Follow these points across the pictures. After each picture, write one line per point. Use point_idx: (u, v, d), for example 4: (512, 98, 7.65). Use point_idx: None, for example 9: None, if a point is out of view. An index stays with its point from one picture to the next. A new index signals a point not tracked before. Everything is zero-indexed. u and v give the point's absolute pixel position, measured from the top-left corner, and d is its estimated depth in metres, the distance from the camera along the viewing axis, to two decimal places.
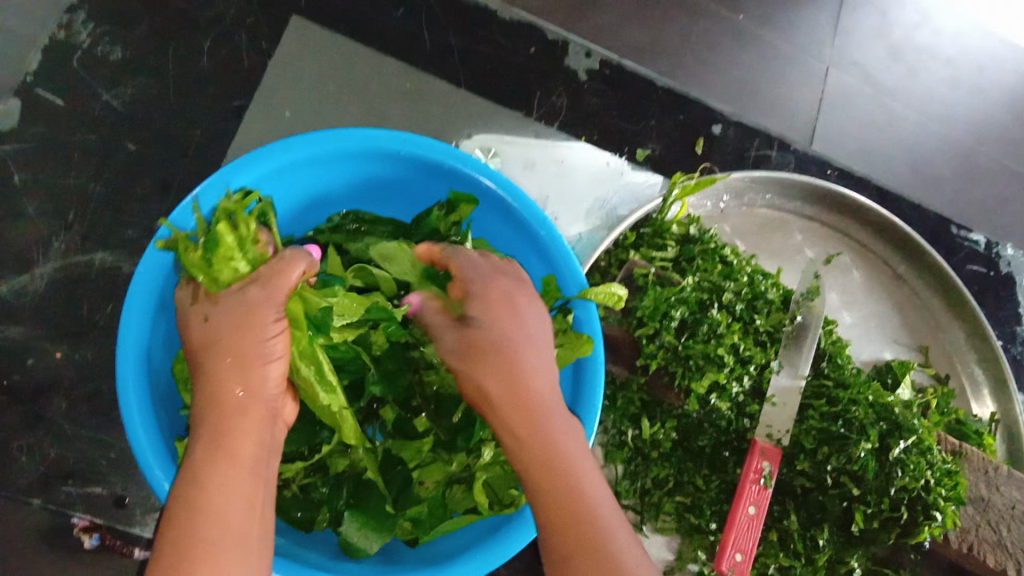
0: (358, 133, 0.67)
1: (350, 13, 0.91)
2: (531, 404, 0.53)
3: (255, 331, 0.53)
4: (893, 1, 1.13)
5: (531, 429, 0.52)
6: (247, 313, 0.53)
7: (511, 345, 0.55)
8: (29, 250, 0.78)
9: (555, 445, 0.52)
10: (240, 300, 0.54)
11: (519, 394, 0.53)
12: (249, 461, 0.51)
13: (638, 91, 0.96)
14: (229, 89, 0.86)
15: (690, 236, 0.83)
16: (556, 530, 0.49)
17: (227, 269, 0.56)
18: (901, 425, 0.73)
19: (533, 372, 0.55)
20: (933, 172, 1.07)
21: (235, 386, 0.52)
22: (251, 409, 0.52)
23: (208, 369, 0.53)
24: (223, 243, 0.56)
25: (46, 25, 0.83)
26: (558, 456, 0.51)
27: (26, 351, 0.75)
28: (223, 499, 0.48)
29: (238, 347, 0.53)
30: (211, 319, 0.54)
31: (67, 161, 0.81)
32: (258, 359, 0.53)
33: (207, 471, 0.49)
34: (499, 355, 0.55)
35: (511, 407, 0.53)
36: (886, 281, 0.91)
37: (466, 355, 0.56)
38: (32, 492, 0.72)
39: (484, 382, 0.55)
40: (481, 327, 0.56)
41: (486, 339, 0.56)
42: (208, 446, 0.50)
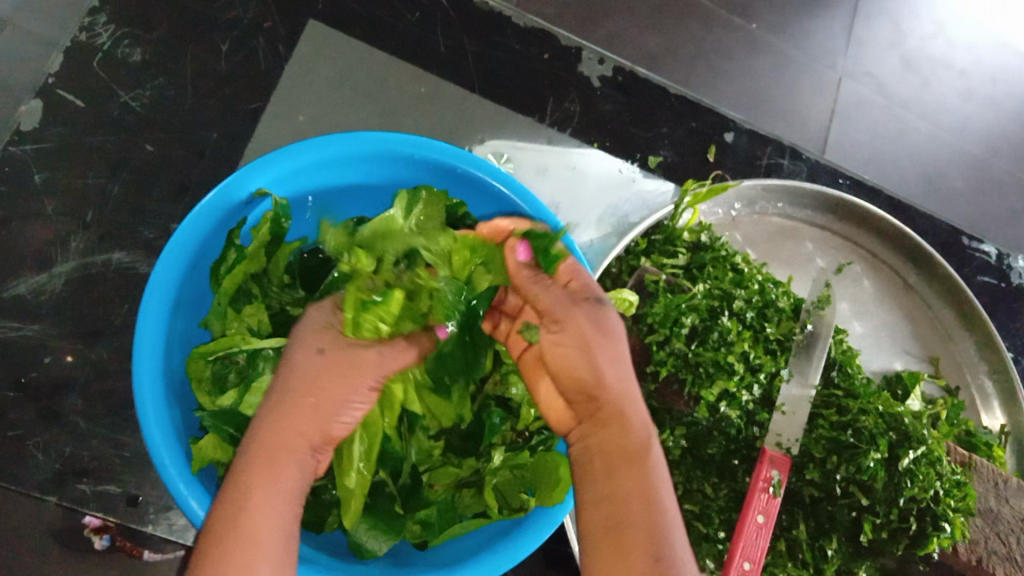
0: (375, 134, 0.67)
1: (367, 19, 0.92)
2: (629, 398, 0.53)
3: (351, 385, 0.54)
4: (907, 12, 1.13)
5: (621, 417, 0.52)
6: (354, 366, 0.54)
7: (622, 338, 0.55)
8: (47, 248, 0.79)
9: (647, 446, 0.51)
10: (353, 352, 0.55)
11: (619, 384, 0.53)
12: (294, 498, 0.49)
13: (651, 98, 0.97)
14: (246, 92, 0.87)
15: (701, 243, 0.83)
16: (638, 519, 0.47)
17: (371, 326, 0.56)
18: (911, 436, 0.73)
19: (630, 370, 0.55)
20: (946, 184, 1.07)
21: (306, 421, 0.51)
22: (308, 451, 0.51)
23: (286, 399, 0.51)
24: (394, 302, 0.58)
25: (68, 27, 0.84)
26: (647, 452, 0.51)
27: (43, 349, 0.76)
28: (273, 527, 0.46)
29: (327, 392, 0.52)
30: (320, 353, 0.53)
31: (87, 162, 0.82)
32: (338, 412, 0.53)
33: (260, 494, 0.47)
34: (607, 334, 0.54)
35: (609, 391, 0.53)
36: (897, 292, 0.91)
37: (579, 322, 0.54)
38: (47, 489, 0.73)
39: (585, 357, 0.53)
40: (599, 307, 0.55)
41: (603, 319, 0.55)
42: (266, 470, 0.48)
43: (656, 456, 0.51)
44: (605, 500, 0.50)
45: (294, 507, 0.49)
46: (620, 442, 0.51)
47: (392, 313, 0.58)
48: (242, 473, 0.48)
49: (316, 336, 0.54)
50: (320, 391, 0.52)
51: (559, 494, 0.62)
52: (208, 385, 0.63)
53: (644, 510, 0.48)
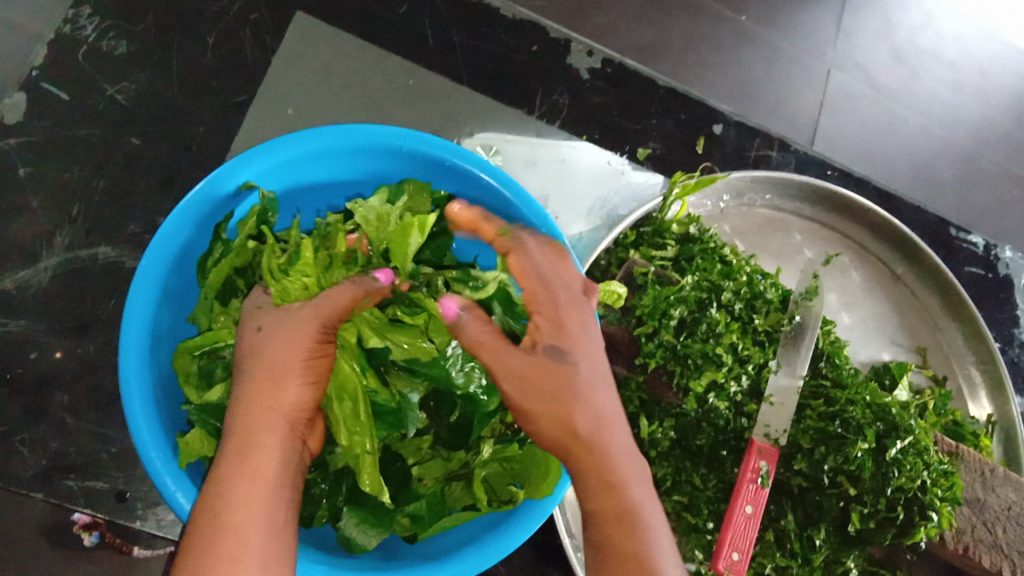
0: (361, 126, 0.67)
1: (354, 11, 0.91)
2: (590, 444, 0.53)
3: (299, 347, 0.53)
4: (896, 3, 1.14)
5: (589, 466, 0.53)
6: (293, 330, 0.53)
7: (576, 380, 0.54)
8: (32, 243, 0.78)
9: (620, 489, 0.52)
10: (291, 317, 0.54)
11: (573, 435, 0.53)
12: (271, 477, 0.50)
13: (640, 90, 0.97)
14: (232, 84, 0.86)
15: (690, 235, 0.83)
16: (614, 567, 0.50)
17: (296, 287, 0.59)
18: (898, 426, 0.73)
19: (605, 409, 0.54)
20: (934, 175, 1.07)
21: (265, 400, 0.52)
22: (277, 427, 0.51)
23: (244, 382, 0.52)
24: (303, 256, 0.60)
25: (52, 19, 0.84)
26: (623, 494, 0.52)
27: (29, 345, 0.75)
28: (247, 515, 0.48)
29: (274, 363, 0.52)
30: (260, 331, 0.54)
31: (71, 156, 0.81)
32: (291, 379, 0.52)
33: (230, 483, 0.49)
34: (566, 397, 0.53)
35: (566, 444, 0.53)
36: (884, 282, 0.91)
37: (519, 382, 0.54)
38: (34, 486, 0.72)
39: (538, 418, 0.54)
40: (545, 364, 0.54)
41: (547, 377, 0.54)
42: (234, 459, 0.50)
43: (635, 495, 0.52)
44: (592, 547, 0.52)
45: (277, 489, 0.50)
46: (590, 495, 0.53)
47: (310, 265, 0.60)
48: (216, 467, 0.50)
49: (260, 315, 0.55)
50: (269, 367, 0.52)
51: (547, 487, 0.62)
52: (196, 379, 0.63)
53: (628, 556, 0.50)
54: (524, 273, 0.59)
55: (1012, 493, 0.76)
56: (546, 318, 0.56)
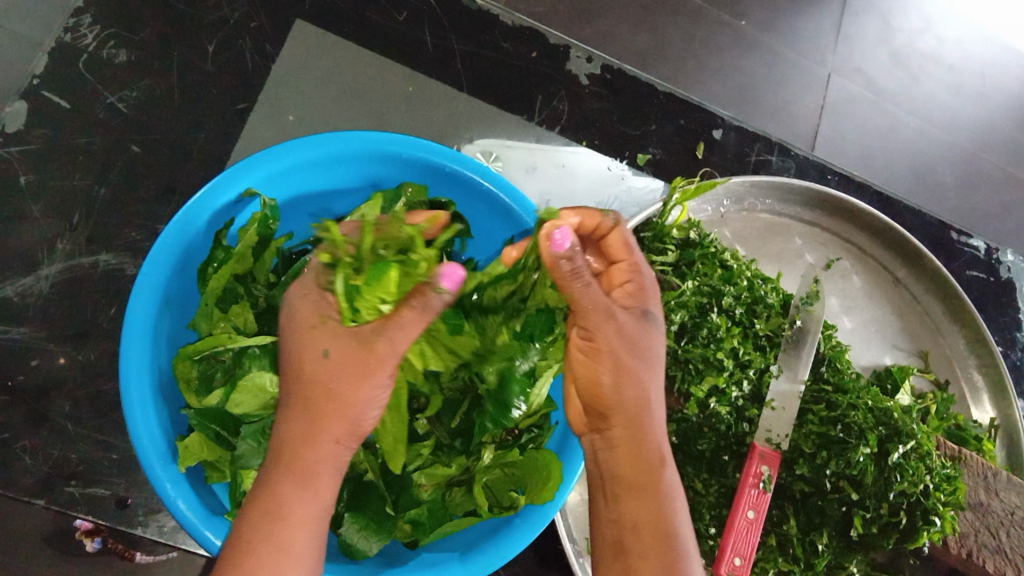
0: (362, 134, 0.67)
1: (354, 18, 0.91)
2: (647, 418, 0.54)
3: (367, 379, 0.50)
4: (895, 8, 1.14)
5: (638, 436, 0.54)
6: (365, 359, 0.50)
7: (656, 355, 0.55)
8: (32, 250, 0.78)
9: (659, 467, 0.53)
10: (366, 342, 0.50)
11: (639, 407, 0.54)
12: (326, 498, 0.50)
13: (640, 96, 0.97)
14: (233, 92, 0.86)
15: (690, 240, 0.83)
16: (642, 541, 0.51)
17: (369, 306, 0.53)
18: (902, 430, 0.73)
19: (656, 389, 0.55)
20: (935, 179, 1.07)
21: (331, 426, 0.50)
22: (336, 448, 0.51)
23: (309, 401, 0.50)
24: (388, 277, 0.53)
25: (53, 27, 0.84)
26: (662, 472, 0.53)
27: (29, 352, 0.75)
28: (302, 535, 0.48)
29: (341, 390, 0.50)
30: (328, 353, 0.50)
31: (72, 163, 0.81)
32: (355, 408, 0.50)
33: (290, 503, 0.49)
34: (645, 360, 0.54)
35: (626, 411, 0.54)
36: (885, 286, 0.91)
37: (622, 342, 0.53)
38: (35, 493, 0.72)
39: (613, 381, 0.54)
40: (642, 325, 0.55)
41: (642, 341, 0.54)
42: (293, 478, 0.49)
43: (671, 479, 0.54)
44: (620, 521, 0.53)
45: (325, 507, 0.51)
46: (636, 465, 0.53)
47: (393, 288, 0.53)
48: (274, 481, 0.49)
49: (322, 330, 0.51)
50: (340, 391, 0.50)
51: (547, 493, 0.61)
52: (196, 385, 0.63)
53: (657, 533, 0.51)
54: (625, 244, 0.58)
55: (1014, 497, 0.76)
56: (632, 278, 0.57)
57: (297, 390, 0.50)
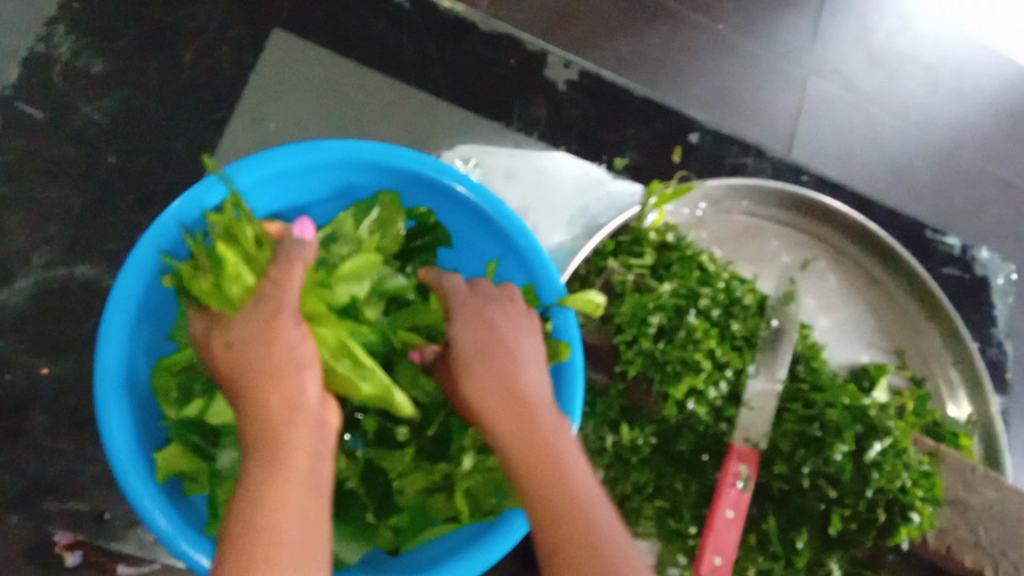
0: (335, 142, 0.67)
1: (331, 26, 0.92)
2: (527, 403, 0.55)
3: (279, 343, 0.54)
4: (872, 9, 1.15)
5: (514, 443, 0.53)
6: (269, 326, 0.54)
7: (510, 347, 0.58)
8: (8, 262, 0.78)
9: (545, 441, 0.53)
10: (256, 315, 0.55)
11: (515, 394, 0.55)
12: (303, 475, 0.50)
13: (619, 101, 0.98)
14: (209, 101, 0.86)
15: (668, 243, 0.83)
16: (555, 515, 0.49)
17: (235, 284, 0.57)
18: (876, 428, 0.76)
19: (521, 376, 0.56)
20: (912, 178, 1.09)
21: (273, 400, 0.52)
22: (299, 426, 0.52)
23: (241, 400, 0.53)
24: (228, 260, 0.57)
25: (26, 38, 0.84)
26: (558, 457, 0.52)
27: (6, 366, 0.75)
28: (280, 513, 0.47)
29: (270, 364, 0.53)
30: (229, 342, 0.54)
31: (47, 175, 0.81)
32: (293, 378, 0.53)
33: (258, 488, 0.48)
34: (492, 356, 0.57)
35: (504, 402, 0.55)
36: (862, 285, 0.92)
37: (474, 354, 0.57)
38: (10, 508, 0.72)
39: (482, 383, 0.56)
40: (483, 330, 0.59)
41: (486, 344, 0.58)
42: (264, 461, 0.50)
43: (563, 447, 0.53)
44: (533, 518, 0.50)
45: (307, 483, 0.50)
46: (526, 446, 0.53)
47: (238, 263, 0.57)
48: (242, 477, 0.50)
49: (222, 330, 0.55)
50: (266, 369, 0.53)
51: (526, 497, 0.61)
52: (175, 397, 0.63)
53: (563, 502, 0.49)
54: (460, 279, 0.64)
55: (992, 492, 0.76)
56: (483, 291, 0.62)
57: (232, 398, 0.54)
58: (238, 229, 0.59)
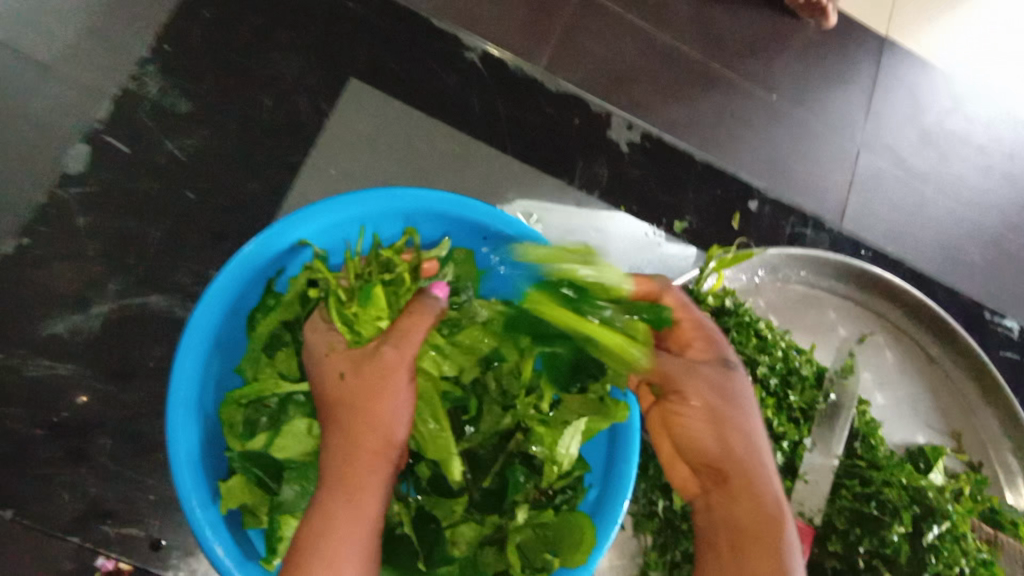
0: (411, 192, 0.69)
1: (405, 78, 0.94)
2: (755, 466, 0.57)
3: (389, 398, 0.56)
4: (926, 87, 1.14)
5: (753, 493, 0.56)
6: (382, 375, 0.56)
7: (744, 400, 0.59)
8: (85, 288, 0.80)
9: (771, 512, 0.55)
10: (378, 360, 0.56)
11: (745, 455, 0.57)
12: (371, 519, 0.53)
13: (680, 166, 0.99)
14: (286, 144, 0.89)
15: (725, 308, 0.81)
16: None
17: (370, 326, 0.61)
18: (936, 510, 0.73)
19: (758, 427, 0.59)
20: (963, 259, 1.06)
21: (370, 443, 0.55)
22: (379, 469, 0.55)
23: (341, 433, 0.55)
24: (377, 300, 0.61)
25: (117, 77, 0.88)
26: (781, 532, 0.55)
27: (78, 388, 0.77)
28: (344, 550, 0.51)
29: (371, 407, 0.55)
30: (343, 374, 0.56)
31: (128, 207, 0.84)
32: (389, 424, 0.55)
33: (331, 523, 0.51)
34: (732, 406, 0.58)
35: (734, 458, 0.57)
36: (919, 363, 0.90)
37: (710, 396, 0.58)
38: (70, 529, 0.73)
39: (707, 428, 0.58)
40: (721, 374, 0.59)
41: (722, 389, 0.59)
42: (343, 498, 0.53)
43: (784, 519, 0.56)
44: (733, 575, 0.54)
45: (373, 525, 0.53)
46: (752, 510, 0.55)
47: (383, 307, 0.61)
48: (315, 505, 0.53)
49: (333, 357, 0.58)
50: (367, 408, 0.55)
51: (580, 557, 0.61)
52: (240, 429, 0.63)
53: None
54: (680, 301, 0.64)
55: None
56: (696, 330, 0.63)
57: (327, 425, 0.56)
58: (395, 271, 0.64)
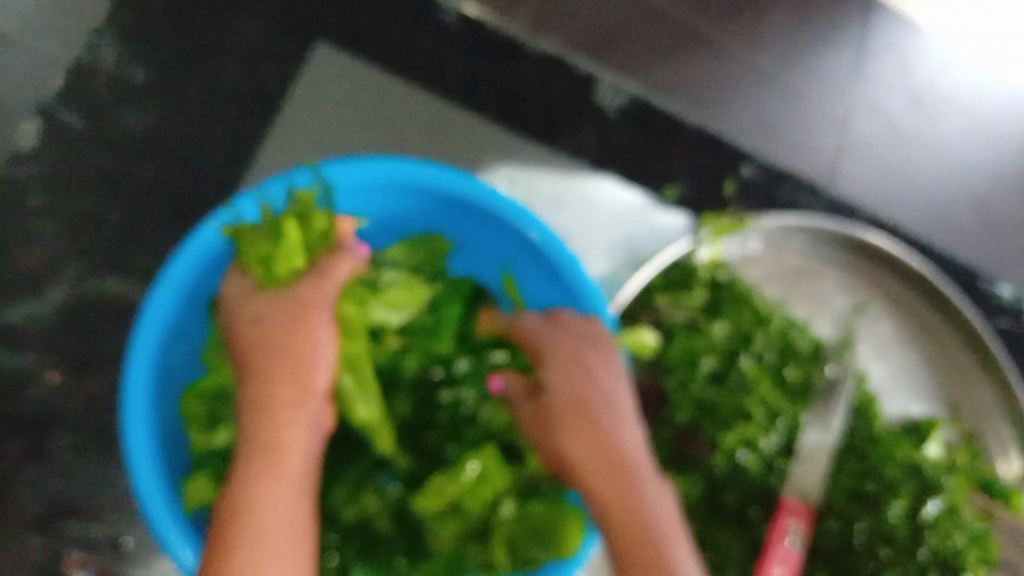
0: (378, 162, 0.65)
1: (379, 41, 0.89)
2: (619, 461, 0.53)
3: (307, 340, 0.56)
4: (914, 43, 1.03)
5: (621, 489, 0.52)
6: (301, 313, 0.57)
7: (590, 402, 0.56)
8: (41, 275, 0.78)
9: (641, 499, 0.51)
10: (290, 295, 0.57)
11: (613, 454, 0.53)
12: (294, 474, 0.53)
13: (669, 130, 0.94)
14: (252, 114, 0.84)
15: (719, 281, 0.79)
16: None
17: (286, 265, 0.58)
18: (930, 485, 0.72)
19: (627, 424, 0.55)
20: (952, 223, 1.00)
21: (285, 393, 0.55)
22: (298, 420, 0.55)
23: (253, 385, 0.55)
24: (290, 238, 0.58)
25: (71, 46, 0.83)
26: (656, 522, 0.50)
27: (33, 382, 0.75)
28: (270, 507, 0.51)
29: (286, 351, 0.55)
30: (263, 319, 0.56)
31: (86, 186, 0.80)
32: (307, 370, 0.56)
33: (254, 479, 0.51)
34: (576, 412, 0.55)
35: (597, 463, 0.53)
36: (917, 335, 0.87)
37: (561, 401, 0.57)
38: (33, 528, 0.72)
39: (569, 444, 0.55)
40: (567, 383, 0.57)
41: (566, 395, 0.57)
42: (264, 455, 0.52)
43: (659, 499, 0.52)
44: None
45: (297, 480, 0.53)
46: (618, 504, 0.51)
47: (297, 248, 0.58)
48: (236, 465, 0.53)
49: (251, 300, 0.57)
50: (286, 355, 0.55)
51: (569, 548, 0.59)
52: (201, 421, 0.62)
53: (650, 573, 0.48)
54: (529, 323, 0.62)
55: None
56: (566, 332, 0.60)
57: (240, 376, 0.56)
58: (312, 216, 0.60)
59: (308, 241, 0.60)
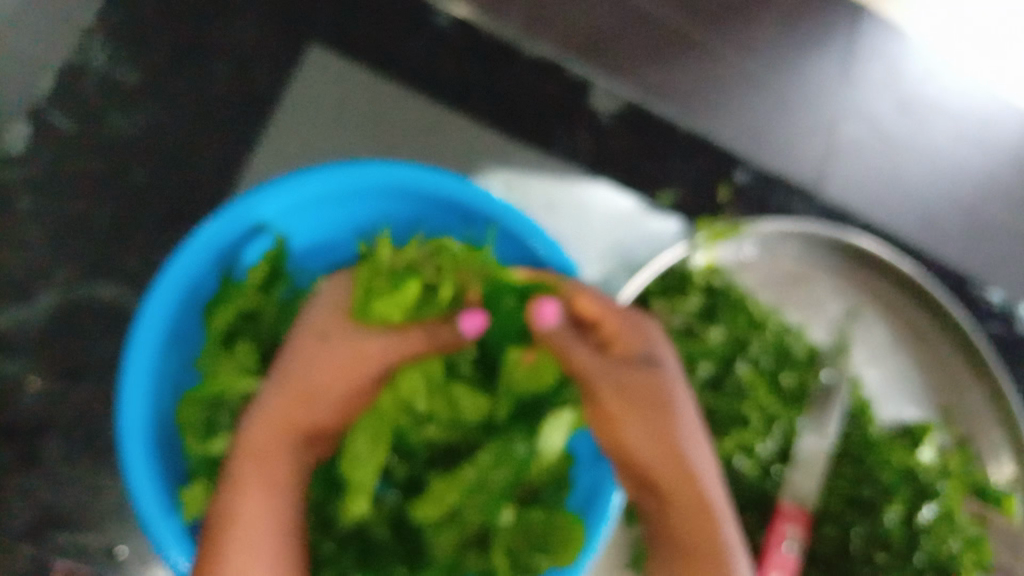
0: (372, 167, 0.66)
1: (370, 43, 0.88)
2: (688, 467, 0.52)
3: (342, 374, 0.55)
4: (900, 49, 1.04)
5: (688, 491, 0.51)
6: (357, 357, 0.56)
7: (669, 399, 0.55)
8: (31, 280, 0.76)
9: (703, 506, 0.51)
10: (363, 345, 0.56)
11: (679, 457, 0.52)
12: (284, 495, 0.52)
13: (662, 134, 0.94)
14: (242, 118, 0.83)
15: (715, 287, 0.78)
16: None
17: (380, 318, 0.58)
18: (924, 489, 0.73)
19: (692, 434, 0.54)
20: (941, 228, 1.01)
21: (300, 419, 0.54)
22: (296, 445, 0.54)
23: (275, 405, 0.54)
24: (407, 291, 0.58)
25: (59, 48, 0.82)
26: (719, 535, 0.50)
27: (23, 388, 0.74)
28: (258, 525, 0.50)
29: (317, 384, 0.54)
30: (326, 344, 0.56)
31: (75, 190, 0.79)
32: (328, 403, 0.55)
33: (246, 498, 0.51)
34: (655, 406, 0.54)
35: (667, 463, 0.52)
36: (909, 340, 0.87)
37: (635, 394, 0.54)
38: (23, 538, 0.71)
39: (637, 436, 0.53)
40: (645, 374, 0.56)
41: (645, 389, 0.55)
42: (259, 473, 0.52)
43: (721, 516, 0.51)
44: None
45: (284, 501, 0.52)
46: (686, 512, 0.51)
47: (400, 306, 0.58)
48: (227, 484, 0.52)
49: (327, 334, 0.56)
50: (315, 384, 0.55)
51: (569, 555, 0.60)
52: (198, 428, 0.61)
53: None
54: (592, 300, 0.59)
55: None
56: (624, 326, 0.59)
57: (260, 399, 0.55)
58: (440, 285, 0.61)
59: (420, 302, 0.60)
